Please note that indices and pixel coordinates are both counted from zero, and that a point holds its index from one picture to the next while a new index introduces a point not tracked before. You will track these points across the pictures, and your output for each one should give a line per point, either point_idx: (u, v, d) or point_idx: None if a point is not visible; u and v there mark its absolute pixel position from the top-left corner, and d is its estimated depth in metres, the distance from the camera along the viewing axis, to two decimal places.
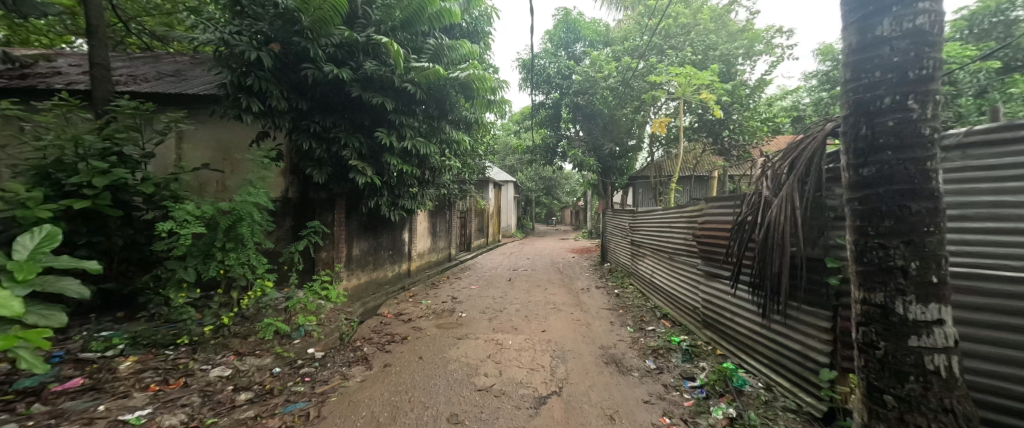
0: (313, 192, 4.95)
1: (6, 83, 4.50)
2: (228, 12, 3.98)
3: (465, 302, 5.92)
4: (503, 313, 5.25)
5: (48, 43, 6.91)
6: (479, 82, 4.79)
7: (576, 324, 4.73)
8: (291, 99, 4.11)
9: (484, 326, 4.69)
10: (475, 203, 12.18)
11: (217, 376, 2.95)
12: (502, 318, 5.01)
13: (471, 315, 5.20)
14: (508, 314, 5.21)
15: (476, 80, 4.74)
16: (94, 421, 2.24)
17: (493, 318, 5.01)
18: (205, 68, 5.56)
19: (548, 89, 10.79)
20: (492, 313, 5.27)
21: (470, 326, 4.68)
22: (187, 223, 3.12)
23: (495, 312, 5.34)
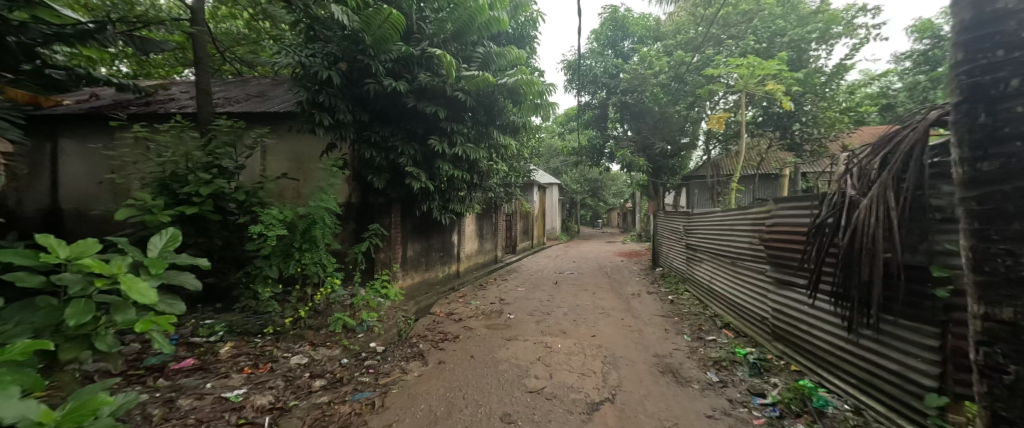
0: (373, 196, 5.31)
1: (136, 109, 5.40)
2: (304, 37, 4.43)
3: (512, 303, 5.98)
4: (550, 317, 5.21)
5: (163, 74, 8.15)
6: (527, 86, 4.87)
7: (628, 330, 4.56)
8: (355, 112, 4.46)
9: (531, 328, 4.70)
10: (521, 206, 12.25)
11: (297, 363, 3.27)
12: (549, 321, 4.98)
13: (518, 317, 5.24)
14: (555, 317, 5.16)
15: (523, 85, 4.84)
16: (204, 396, 2.60)
17: (540, 321, 5.00)
18: (283, 88, 6.24)
19: (594, 89, 10.59)
20: (540, 315, 5.27)
21: (517, 328, 4.71)
22: (273, 226, 3.51)
23: (542, 314, 5.33)
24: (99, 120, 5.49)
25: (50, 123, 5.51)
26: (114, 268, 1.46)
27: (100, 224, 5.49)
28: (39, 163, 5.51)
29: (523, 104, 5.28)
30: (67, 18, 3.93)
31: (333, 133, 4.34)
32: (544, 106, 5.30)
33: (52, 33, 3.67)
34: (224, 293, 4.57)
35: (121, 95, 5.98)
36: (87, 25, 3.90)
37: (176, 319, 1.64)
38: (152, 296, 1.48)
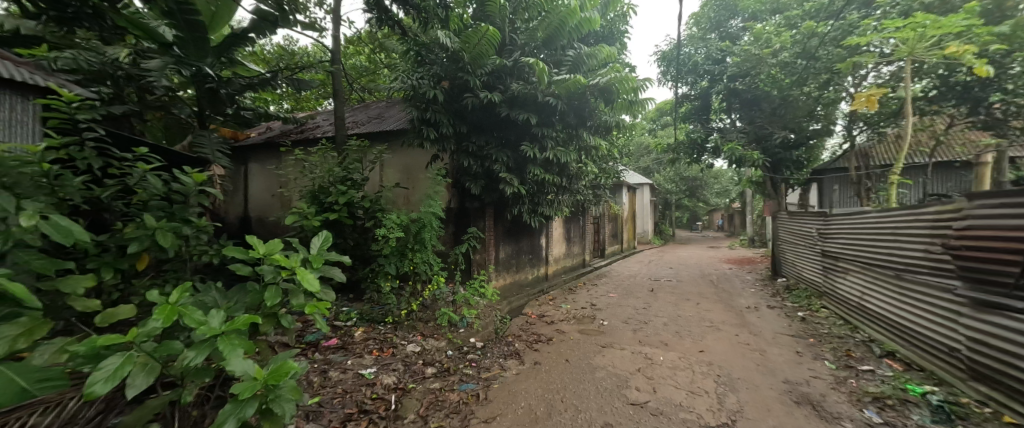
0: (469, 202, 5.65)
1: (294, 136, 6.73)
2: (412, 61, 4.97)
3: (605, 309, 5.79)
4: (648, 326, 4.90)
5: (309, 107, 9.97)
6: (620, 84, 4.71)
7: (747, 349, 4.03)
8: (455, 124, 4.86)
9: (627, 336, 4.49)
10: (610, 209, 11.80)
11: (412, 350, 3.69)
12: (647, 331, 4.70)
13: (613, 324, 5.04)
14: (654, 327, 4.84)
15: (617, 82, 4.68)
16: (346, 370, 3.11)
17: (637, 330, 4.74)
18: (396, 109, 7.13)
19: (694, 78, 9.63)
20: (636, 324, 5.00)
21: (611, 335, 4.55)
22: (392, 229, 4.04)
23: (639, 323, 5.04)
24: (271, 147, 7.00)
25: (243, 152, 7.24)
26: (293, 262, 1.86)
27: (271, 229, 6.98)
28: (238, 182, 7.35)
29: (615, 103, 5.11)
30: (253, 71, 5.07)
31: (438, 146, 4.77)
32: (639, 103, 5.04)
33: (246, 86, 4.78)
34: (354, 286, 5.39)
35: (284, 127, 7.53)
36: (266, 77, 4.96)
37: (331, 305, 1.98)
38: (315, 284, 1.83)
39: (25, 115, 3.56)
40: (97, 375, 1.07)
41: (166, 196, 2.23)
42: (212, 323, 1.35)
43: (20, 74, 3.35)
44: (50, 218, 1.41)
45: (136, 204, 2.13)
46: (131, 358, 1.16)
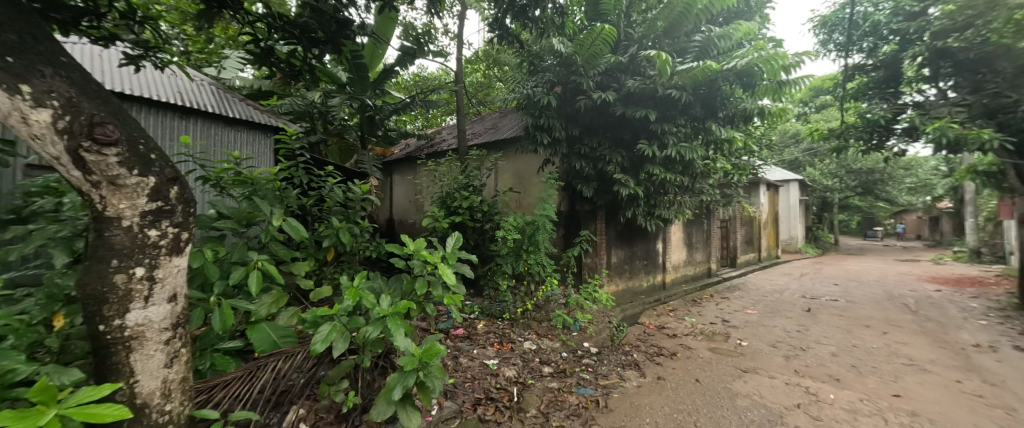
0: (579, 204, 5.58)
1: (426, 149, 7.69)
2: (525, 72, 5.18)
3: (742, 328, 5.09)
4: (807, 354, 4.12)
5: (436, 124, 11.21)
6: (764, 64, 4.03)
7: (978, 404, 3.01)
8: (567, 127, 4.87)
9: (776, 363, 3.87)
10: (743, 211, 10.22)
11: (528, 348, 3.81)
12: (805, 360, 3.95)
13: (754, 346, 4.40)
14: (816, 356, 4.04)
15: (760, 64, 4.04)
16: (473, 358, 3.38)
17: (790, 357, 4.03)
18: (511, 118, 7.53)
19: (877, 39, 6.73)
20: (788, 349, 4.25)
21: (754, 359, 3.96)
22: (510, 231, 4.31)
23: (793, 349, 4.27)
24: (408, 160, 8.13)
25: (390, 166, 8.62)
26: (435, 258, 2.11)
27: (408, 230, 8.09)
28: (385, 190, 8.77)
29: (756, 87, 4.45)
30: (397, 98, 5.98)
31: (551, 151, 4.88)
32: (791, 83, 4.31)
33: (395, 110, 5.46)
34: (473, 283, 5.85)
35: (419, 143, 8.64)
36: (407, 102, 5.65)
37: (464, 298, 2.18)
38: (451, 279, 2.02)
39: (262, 148, 4.80)
40: (317, 336, 1.47)
41: (344, 204, 2.86)
42: (383, 305, 1.68)
43: (260, 118, 4.57)
44: (287, 220, 1.96)
45: (325, 209, 2.79)
46: (334, 328, 1.54)
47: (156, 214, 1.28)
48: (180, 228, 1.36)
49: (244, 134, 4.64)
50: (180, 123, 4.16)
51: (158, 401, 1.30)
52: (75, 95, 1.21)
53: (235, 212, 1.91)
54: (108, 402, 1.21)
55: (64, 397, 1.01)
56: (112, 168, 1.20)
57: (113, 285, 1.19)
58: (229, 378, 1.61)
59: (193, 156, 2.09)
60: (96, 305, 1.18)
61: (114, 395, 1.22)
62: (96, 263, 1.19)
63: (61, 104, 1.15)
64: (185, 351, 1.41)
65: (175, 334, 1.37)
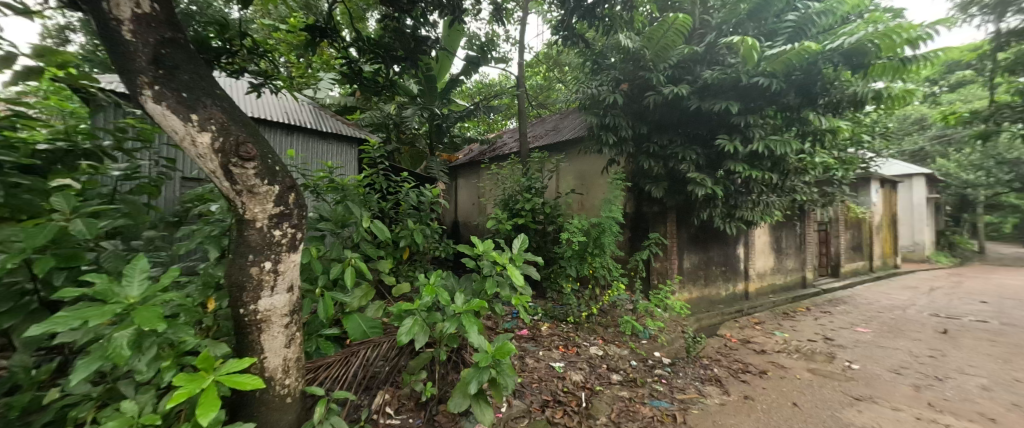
0: (647, 206, 5.33)
1: (489, 153, 7.88)
2: (588, 71, 5.07)
3: (850, 349, 4.48)
4: (945, 385, 3.50)
5: (498, 128, 11.48)
6: (881, 39, 3.40)
7: None
8: (635, 125, 4.69)
9: (898, 392, 3.35)
10: (846, 212, 8.93)
11: (595, 353, 3.70)
12: (942, 393, 3.35)
13: (869, 370, 3.84)
14: (958, 389, 3.40)
15: (876, 39, 3.40)
16: (539, 359, 3.33)
17: (918, 387, 3.45)
18: (571, 119, 7.45)
19: None
20: (915, 378, 3.65)
21: (871, 387, 3.46)
22: (575, 232, 4.26)
23: (922, 378, 3.65)
24: (472, 164, 8.41)
25: (455, 171, 9.02)
26: (504, 258, 2.16)
27: (471, 231, 8.34)
28: (451, 194, 9.18)
29: (868, 68, 3.77)
30: (461, 106, 6.22)
31: (617, 150, 4.74)
32: (920, 59, 3.56)
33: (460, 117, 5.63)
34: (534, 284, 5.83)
35: (481, 147, 8.90)
36: (472, 108, 5.80)
37: (531, 300, 2.20)
38: (520, 280, 2.05)
39: (349, 157, 5.37)
40: (402, 328, 1.65)
41: (417, 207, 3.09)
42: (457, 302, 1.79)
43: (347, 132, 5.16)
44: (374, 223, 2.20)
45: (401, 212, 3.01)
46: (414, 323, 1.70)
47: (279, 216, 1.50)
48: (298, 229, 1.57)
49: (335, 145, 5.18)
50: (286, 138, 4.76)
51: (280, 376, 1.54)
52: (227, 120, 1.45)
53: (333, 214, 2.28)
54: (246, 372, 1.46)
55: (219, 366, 1.28)
56: (251, 179, 1.43)
57: (250, 276, 1.44)
58: (330, 360, 1.83)
59: (295, 168, 2.54)
60: (238, 292, 1.44)
61: (250, 367, 1.48)
62: (239, 258, 1.44)
63: (217, 128, 1.41)
64: (300, 334, 1.64)
65: (293, 319, 1.59)
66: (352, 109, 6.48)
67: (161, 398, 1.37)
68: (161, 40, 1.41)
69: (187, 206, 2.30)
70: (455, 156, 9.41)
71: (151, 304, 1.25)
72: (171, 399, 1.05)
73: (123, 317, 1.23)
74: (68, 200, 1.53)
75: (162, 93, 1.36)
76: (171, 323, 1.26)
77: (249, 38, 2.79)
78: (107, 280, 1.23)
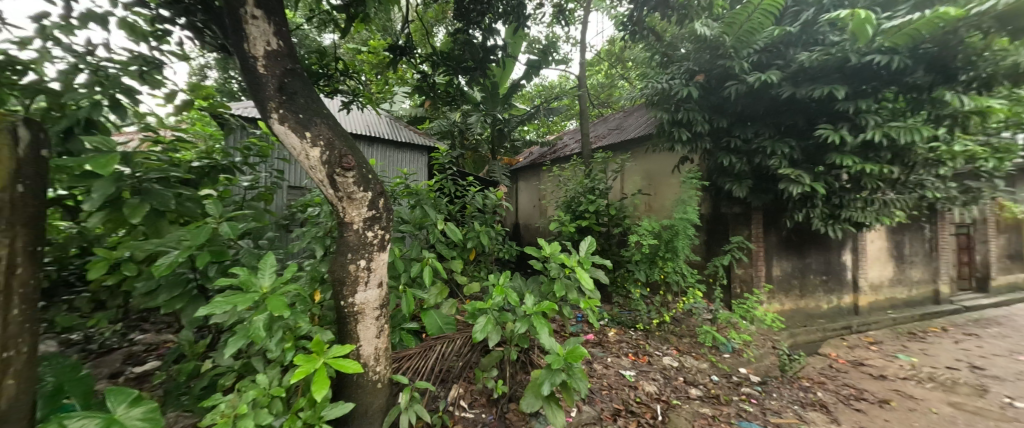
0: (726, 207, 4.90)
1: (550, 155, 7.85)
2: (658, 65, 4.81)
3: (1007, 382, 3.67)
4: None
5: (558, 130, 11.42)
6: None
7: None
8: (713, 119, 4.34)
9: None
10: (993, 212, 7.31)
11: (669, 364, 3.50)
12: None
13: None
14: None
15: None
16: (609, 366, 3.23)
17: None
18: (637, 116, 7.14)
19: None
20: None
21: None
22: (645, 235, 4.04)
23: None
24: (534, 167, 8.45)
25: (517, 173, 9.14)
26: (573, 261, 2.14)
27: (533, 233, 8.36)
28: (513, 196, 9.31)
29: None
30: (522, 110, 6.30)
31: (690, 146, 4.43)
32: None
33: (520, 121, 5.73)
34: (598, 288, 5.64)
35: (542, 150, 8.91)
36: (532, 112, 5.83)
37: (601, 303, 2.15)
38: (590, 284, 2.01)
39: (421, 164, 5.81)
40: (476, 326, 1.73)
41: (482, 209, 3.23)
42: (528, 304, 1.82)
43: (418, 140, 5.60)
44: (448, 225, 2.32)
45: (468, 215, 3.14)
46: (487, 321, 1.77)
47: (371, 219, 1.66)
48: (387, 231, 1.73)
49: (408, 153, 5.60)
50: (366, 148, 5.23)
51: (373, 364, 1.70)
52: (332, 136, 1.64)
53: (410, 217, 2.47)
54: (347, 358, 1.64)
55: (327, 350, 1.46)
56: (350, 187, 1.60)
57: (349, 272, 1.62)
58: (412, 352, 1.97)
59: None
60: (341, 286, 1.63)
61: (349, 354, 1.66)
62: (340, 255, 1.62)
63: (323, 142, 1.60)
64: (388, 326, 1.80)
65: (383, 312, 1.75)
66: (421, 119, 6.97)
67: (283, 374, 1.59)
68: (285, 71, 1.64)
69: (293, 210, 2.65)
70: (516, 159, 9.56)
71: (278, 293, 1.48)
72: (293, 376, 1.24)
73: (258, 304, 1.47)
74: (217, 207, 1.89)
75: (285, 115, 1.58)
76: (292, 310, 1.48)
77: (339, 61, 3.13)
78: (246, 272, 1.47)
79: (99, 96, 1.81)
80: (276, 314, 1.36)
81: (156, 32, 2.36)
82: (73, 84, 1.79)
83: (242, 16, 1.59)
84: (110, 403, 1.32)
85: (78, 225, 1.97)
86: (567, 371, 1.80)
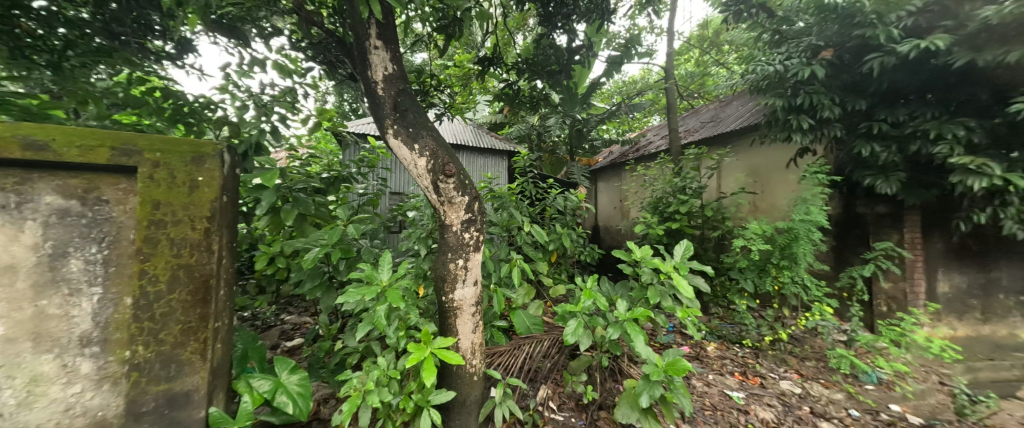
0: (864, 206, 4.07)
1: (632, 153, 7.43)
2: (769, 44, 4.19)
3: None
4: None
5: (641, 126, 10.84)
6: None
7: None
8: (846, 102, 3.63)
9: None
10: None
11: (789, 389, 3.01)
12: None
13: None
14: None
15: None
16: (712, 385, 2.92)
17: None
18: (736, 106, 6.39)
19: None
20: None
21: None
22: (754, 240, 3.54)
23: None
24: (615, 166, 8.10)
25: (596, 174, 8.86)
26: (668, 267, 2.00)
27: (615, 236, 8.00)
28: (593, 197, 9.03)
29: None
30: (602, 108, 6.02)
31: (815, 136, 3.77)
32: None
33: (600, 120, 5.53)
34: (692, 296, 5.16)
35: (623, 148, 8.51)
36: (612, 109, 5.55)
37: (702, 314, 1.97)
38: (689, 293, 1.85)
39: (502, 168, 6.04)
40: (568, 329, 1.74)
41: (562, 212, 3.24)
42: (621, 309, 1.77)
43: (499, 146, 5.85)
44: (534, 227, 2.38)
45: (548, 218, 3.16)
46: (579, 325, 1.76)
47: (467, 222, 1.77)
48: (482, 233, 1.83)
49: (491, 159, 5.87)
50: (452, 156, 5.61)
51: (471, 357, 1.82)
52: (436, 147, 1.80)
53: (499, 219, 2.59)
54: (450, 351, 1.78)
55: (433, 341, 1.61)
56: (451, 193, 1.74)
57: (451, 271, 1.76)
58: (503, 349, 2.05)
59: None
60: (443, 283, 1.77)
61: (451, 347, 1.80)
62: (443, 255, 1.77)
63: (427, 152, 1.76)
64: (483, 323, 1.90)
65: (479, 309, 1.86)
66: (501, 125, 7.35)
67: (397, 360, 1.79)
68: (398, 91, 1.85)
69: (395, 214, 2.97)
70: (594, 159, 9.29)
71: (394, 287, 1.68)
72: (408, 362, 1.40)
73: (379, 295, 1.68)
74: (344, 211, 2.24)
75: (398, 130, 1.79)
76: (406, 302, 1.67)
77: (432, 77, 3.42)
78: (369, 268, 1.70)
79: (262, 125, 2.27)
80: (394, 306, 1.57)
81: (297, 69, 2.86)
82: (246, 117, 2.27)
83: (366, 47, 1.84)
84: (277, 370, 1.71)
85: (247, 227, 2.51)
86: (667, 384, 1.70)
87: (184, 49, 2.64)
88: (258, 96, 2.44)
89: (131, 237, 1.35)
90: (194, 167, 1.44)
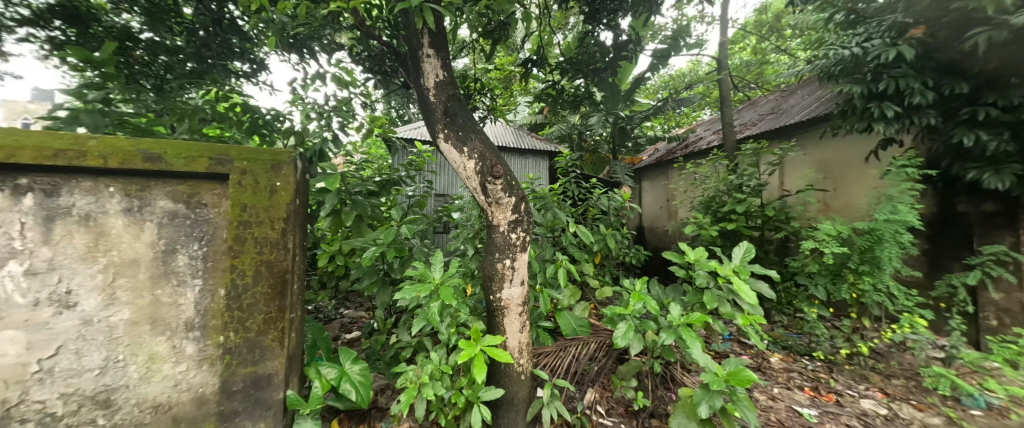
0: (966, 203, 3.53)
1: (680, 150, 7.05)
2: (844, 25, 3.77)
3: None
4: None
5: (689, 121, 10.30)
6: None
7: None
8: (942, 85, 3.18)
9: None
10: None
11: (873, 409, 2.68)
12: None
13: None
14: None
15: None
16: (776, 399, 2.70)
17: None
18: (800, 96, 5.85)
19: None
20: None
21: None
22: (827, 241, 3.20)
23: None
24: (661, 164, 7.75)
25: (640, 173, 8.53)
26: (727, 270, 1.87)
27: (663, 237, 7.64)
28: (637, 197, 8.69)
29: None
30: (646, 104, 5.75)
31: (902, 124, 3.34)
32: None
33: (645, 117, 5.33)
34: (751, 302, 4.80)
35: (670, 146, 8.12)
36: (658, 105, 5.32)
37: (766, 322, 1.83)
38: (752, 298, 1.72)
39: (543, 168, 6.04)
40: (618, 331, 1.69)
41: (605, 212, 3.17)
42: (675, 313, 1.69)
43: (541, 146, 5.86)
44: (579, 228, 2.35)
45: (591, 219, 3.11)
46: (630, 328, 1.71)
47: (514, 223, 1.79)
48: (528, 233, 1.84)
49: (532, 159, 5.88)
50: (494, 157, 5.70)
51: (519, 357, 1.84)
52: (484, 149, 1.83)
53: (544, 220, 2.59)
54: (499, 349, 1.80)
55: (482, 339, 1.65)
56: (498, 193, 1.77)
57: (500, 270, 1.78)
58: (549, 350, 2.05)
59: None
60: (492, 282, 1.80)
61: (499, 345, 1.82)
62: (492, 255, 1.80)
63: (475, 155, 1.81)
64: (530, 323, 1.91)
65: (526, 309, 1.88)
66: (541, 125, 7.30)
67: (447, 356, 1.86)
68: (448, 97, 1.91)
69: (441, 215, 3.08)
70: (639, 158, 8.95)
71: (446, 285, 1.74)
72: (460, 358, 1.45)
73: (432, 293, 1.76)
74: (398, 212, 2.36)
75: (448, 134, 1.85)
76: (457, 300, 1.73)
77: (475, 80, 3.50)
78: (422, 266, 1.76)
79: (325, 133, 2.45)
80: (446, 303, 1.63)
81: (353, 80, 3.06)
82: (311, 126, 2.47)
83: (419, 56, 1.92)
84: (341, 360, 1.86)
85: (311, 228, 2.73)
86: (728, 395, 1.60)
87: (257, 68, 2.93)
88: (320, 107, 2.65)
89: (224, 236, 1.53)
90: (273, 173, 1.60)
